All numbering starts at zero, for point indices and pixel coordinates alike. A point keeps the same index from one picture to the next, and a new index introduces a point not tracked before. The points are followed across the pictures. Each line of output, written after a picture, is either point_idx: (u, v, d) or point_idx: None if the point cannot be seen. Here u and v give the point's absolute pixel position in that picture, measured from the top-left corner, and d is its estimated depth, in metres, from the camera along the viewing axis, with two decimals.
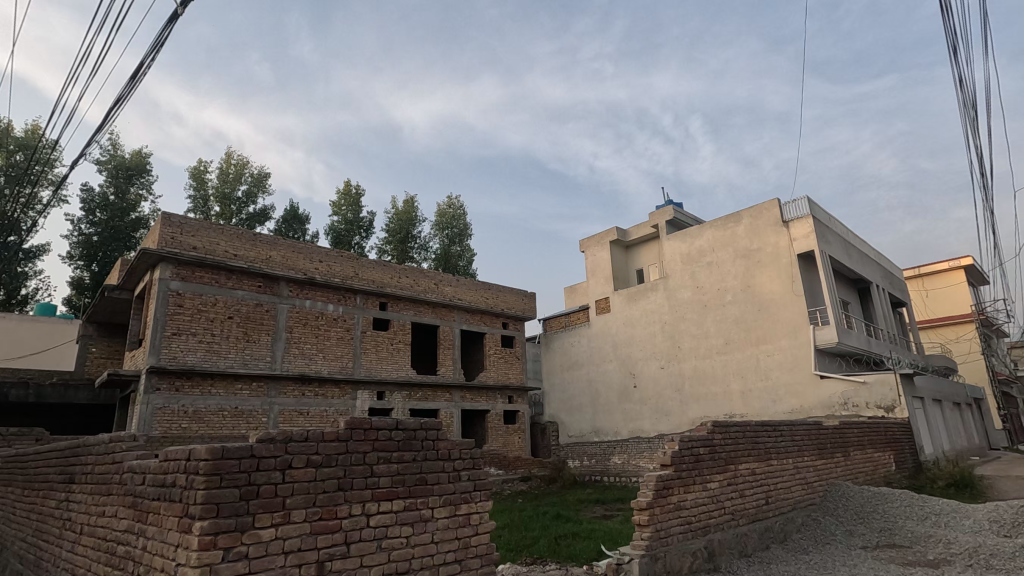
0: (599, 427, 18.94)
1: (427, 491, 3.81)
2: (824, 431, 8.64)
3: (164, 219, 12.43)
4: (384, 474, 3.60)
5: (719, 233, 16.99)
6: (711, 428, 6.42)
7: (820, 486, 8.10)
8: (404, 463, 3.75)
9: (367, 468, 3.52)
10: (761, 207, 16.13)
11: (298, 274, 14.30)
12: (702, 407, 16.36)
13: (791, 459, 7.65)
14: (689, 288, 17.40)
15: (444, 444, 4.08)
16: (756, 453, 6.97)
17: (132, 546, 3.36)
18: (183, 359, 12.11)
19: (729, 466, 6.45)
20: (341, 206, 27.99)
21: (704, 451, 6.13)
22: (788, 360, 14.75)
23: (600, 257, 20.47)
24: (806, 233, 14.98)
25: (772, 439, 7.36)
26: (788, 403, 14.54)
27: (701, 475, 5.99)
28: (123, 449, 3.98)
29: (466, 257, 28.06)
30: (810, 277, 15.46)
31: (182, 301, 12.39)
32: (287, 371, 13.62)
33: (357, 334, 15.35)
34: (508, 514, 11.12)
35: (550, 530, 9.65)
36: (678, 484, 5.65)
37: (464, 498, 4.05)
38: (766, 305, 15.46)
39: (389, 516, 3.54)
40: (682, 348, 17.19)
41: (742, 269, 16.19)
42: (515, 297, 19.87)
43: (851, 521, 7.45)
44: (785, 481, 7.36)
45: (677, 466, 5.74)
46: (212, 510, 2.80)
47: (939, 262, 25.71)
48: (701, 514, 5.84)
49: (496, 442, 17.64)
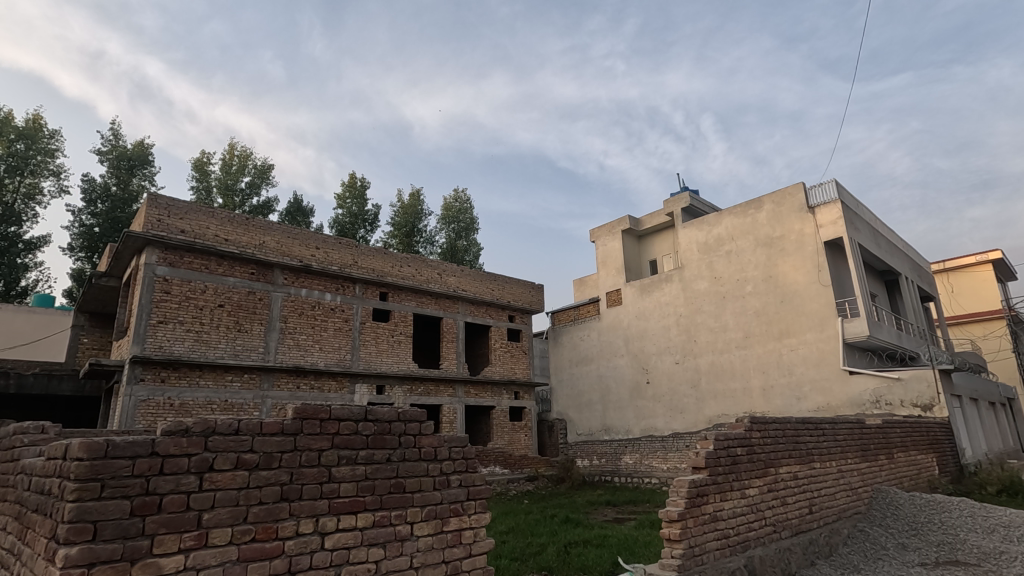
0: (609, 424, 17.99)
1: (405, 503, 2.95)
2: (867, 431, 7.70)
3: (151, 200, 11.66)
4: (347, 480, 2.74)
5: (738, 220, 16.03)
6: (749, 424, 5.51)
7: (865, 492, 7.19)
8: (374, 466, 2.88)
9: (323, 472, 2.66)
10: (784, 192, 15.14)
11: (293, 261, 13.52)
12: (719, 404, 15.41)
13: (835, 462, 6.73)
14: (706, 279, 16.44)
15: (427, 441, 3.21)
16: (797, 455, 6.06)
17: (9, 571, 2.52)
18: (169, 349, 11.35)
19: (769, 470, 5.55)
20: (344, 199, 27.24)
21: (741, 452, 5.24)
22: (814, 354, 13.79)
23: (611, 247, 19.56)
24: (834, 219, 13.99)
25: (814, 438, 6.44)
26: (814, 401, 13.57)
27: (738, 480, 5.09)
28: (23, 444, 3.12)
29: (473, 251, 27.21)
30: (837, 267, 14.48)
31: (170, 287, 11.63)
32: (281, 363, 12.82)
33: (356, 325, 14.55)
34: (513, 518, 10.30)
35: (560, 537, 8.77)
36: (713, 490, 4.76)
37: (453, 510, 3.19)
38: (789, 296, 14.49)
39: (352, 535, 2.68)
40: (698, 342, 16.24)
41: (763, 258, 15.22)
42: (522, 289, 19.00)
43: (903, 533, 6.54)
44: (828, 488, 6.43)
45: (712, 470, 4.84)
46: (85, 532, 1.97)
47: (965, 256, 24.59)
48: (739, 527, 4.95)
49: (501, 440, 16.77)
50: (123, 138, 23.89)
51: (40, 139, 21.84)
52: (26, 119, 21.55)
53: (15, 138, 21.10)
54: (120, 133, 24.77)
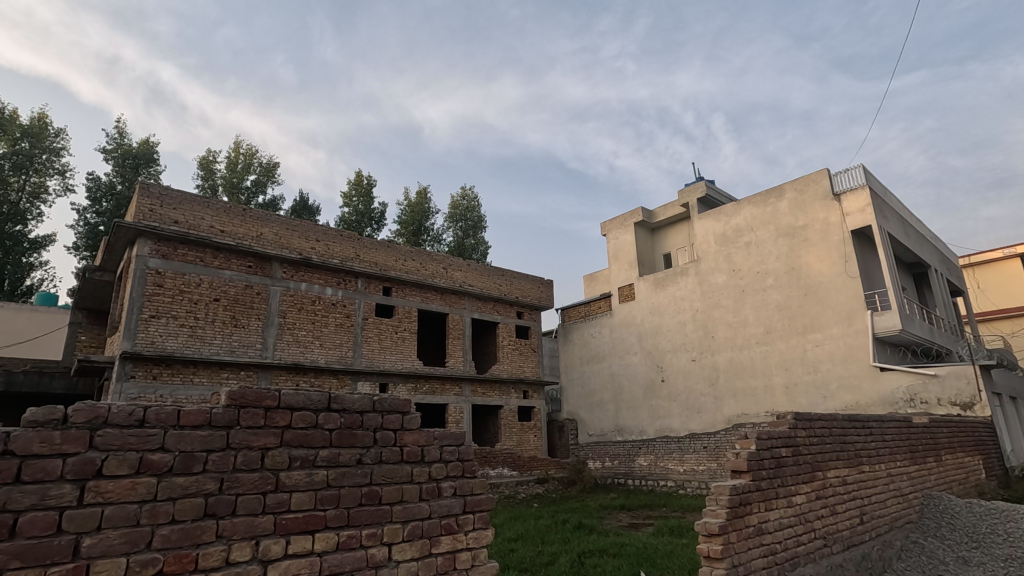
0: (621, 425, 17.18)
1: (381, 517, 2.41)
2: (915, 431, 6.94)
3: (143, 189, 11.12)
4: (301, 490, 2.19)
5: (758, 210, 15.24)
6: (792, 422, 4.79)
7: (915, 498, 6.46)
8: (340, 471, 2.33)
9: (268, 478, 2.11)
10: (807, 179, 14.36)
11: (293, 254, 12.93)
12: (739, 403, 14.58)
13: (884, 466, 5.99)
14: (724, 271, 15.65)
15: (412, 438, 2.67)
16: (845, 458, 5.32)
17: None
18: (162, 344, 10.75)
19: (816, 474, 4.83)
20: (352, 197, 26.71)
21: (787, 454, 4.51)
22: (841, 350, 12.96)
23: (623, 241, 18.84)
24: (861, 207, 13.18)
25: (862, 438, 5.70)
26: (842, 400, 12.75)
27: (785, 486, 4.38)
28: None
29: (482, 249, 26.53)
30: (865, 258, 13.67)
31: (163, 280, 11.03)
32: (279, 360, 12.22)
33: (358, 320, 13.92)
34: (522, 524, 9.61)
35: (573, 545, 8.06)
36: (758, 498, 4.06)
37: (445, 527, 2.64)
38: (814, 289, 13.68)
39: (307, 562, 2.12)
40: (716, 338, 15.44)
41: (785, 249, 14.44)
42: (531, 284, 18.31)
43: (963, 546, 5.80)
44: (879, 494, 5.70)
45: (756, 474, 4.13)
46: None
47: (992, 250, 23.57)
48: (787, 541, 4.22)
49: (509, 441, 16.03)
50: (127, 135, 23.50)
51: (46, 137, 21.41)
52: (31, 117, 21.13)
53: (20, 136, 20.66)
54: (125, 131, 24.32)
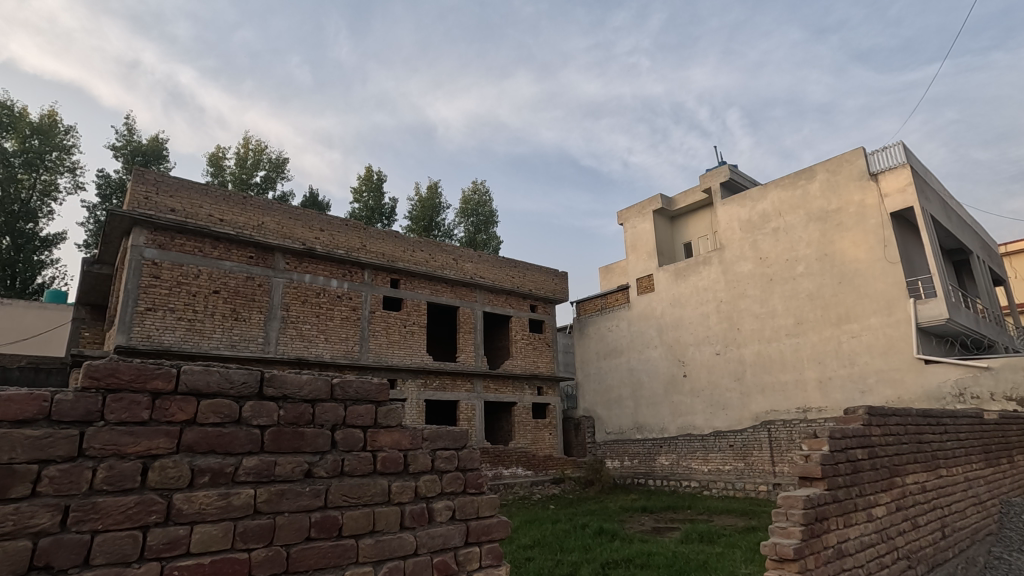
0: (641, 422, 16.35)
1: (342, 557, 2.02)
2: (988, 429, 6.08)
3: (139, 175, 10.54)
4: (208, 522, 1.77)
5: (786, 193, 14.33)
6: (866, 418, 4.00)
7: (993, 506, 5.60)
8: (276, 490, 1.94)
9: (151, 502, 1.69)
10: (840, 159, 13.41)
11: (295, 244, 12.28)
12: (768, 399, 13.66)
13: (961, 469, 5.16)
14: (750, 259, 14.75)
15: (389, 440, 2.33)
16: (923, 460, 4.52)
17: None
18: (159, 338, 10.14)
19: (895, 480, 4.04)
20: (361, 192, 26.15)
21: (863, 457, 3.72)
22: (879, 342, 12.01)
23: (642, 230, 18.00)
24: (901, 187, 12.23)
25: (937, 436, 4.87)
26: (880, 395, 11.79)
27: (864, 496, 3.60)
28: None
29: (494, 244, 25.84)
30: (906, 242, 12.71)
31: (159, 271, 10.42)
32: (282, 355, 11.58)
33: (364, 314, 13.24)
34: (539, 529, 8.90)
35: (595, 554, 7.28)
36: (835, 512, 3.28)
37: (438, 564, 2.28)
38: (849, 276, 12.74)
39: None
40: (741, 331, 14.55)
41: (817, 234, 13.50)
42: (545, 276, 17.56)
43: None
44: (958, 503, 4.88)
45: (832, 482, 3.35)
46: None
47: None
48: (870, 564, 3.44)
49: (524, 439, 15.32)
50: (136, 131, 23.09)
51: (56, 135, 21.02)
52: (41, 115, 20.77)
53: (30, 133, 20.24)
54: (135, 129, 23.91)
